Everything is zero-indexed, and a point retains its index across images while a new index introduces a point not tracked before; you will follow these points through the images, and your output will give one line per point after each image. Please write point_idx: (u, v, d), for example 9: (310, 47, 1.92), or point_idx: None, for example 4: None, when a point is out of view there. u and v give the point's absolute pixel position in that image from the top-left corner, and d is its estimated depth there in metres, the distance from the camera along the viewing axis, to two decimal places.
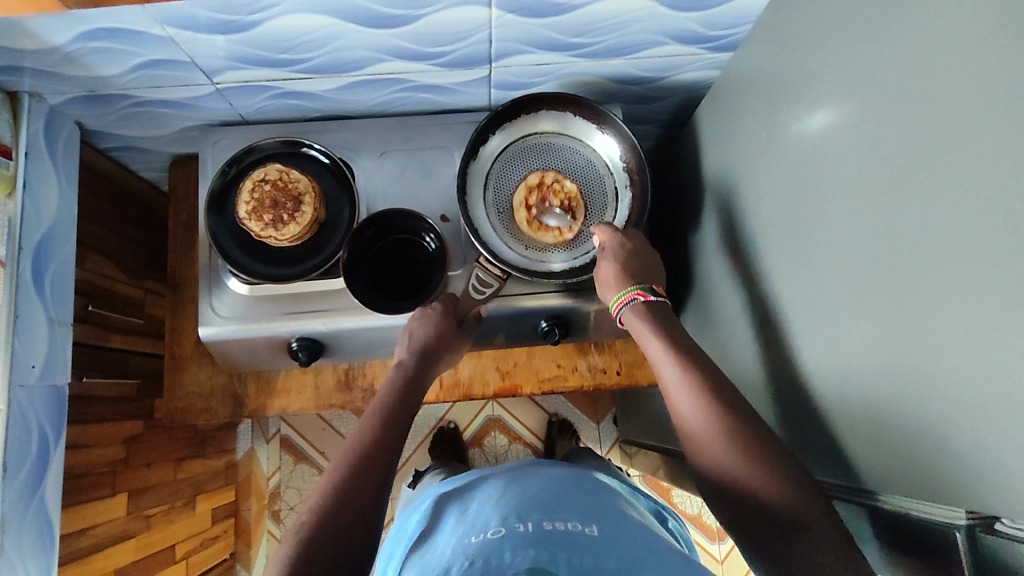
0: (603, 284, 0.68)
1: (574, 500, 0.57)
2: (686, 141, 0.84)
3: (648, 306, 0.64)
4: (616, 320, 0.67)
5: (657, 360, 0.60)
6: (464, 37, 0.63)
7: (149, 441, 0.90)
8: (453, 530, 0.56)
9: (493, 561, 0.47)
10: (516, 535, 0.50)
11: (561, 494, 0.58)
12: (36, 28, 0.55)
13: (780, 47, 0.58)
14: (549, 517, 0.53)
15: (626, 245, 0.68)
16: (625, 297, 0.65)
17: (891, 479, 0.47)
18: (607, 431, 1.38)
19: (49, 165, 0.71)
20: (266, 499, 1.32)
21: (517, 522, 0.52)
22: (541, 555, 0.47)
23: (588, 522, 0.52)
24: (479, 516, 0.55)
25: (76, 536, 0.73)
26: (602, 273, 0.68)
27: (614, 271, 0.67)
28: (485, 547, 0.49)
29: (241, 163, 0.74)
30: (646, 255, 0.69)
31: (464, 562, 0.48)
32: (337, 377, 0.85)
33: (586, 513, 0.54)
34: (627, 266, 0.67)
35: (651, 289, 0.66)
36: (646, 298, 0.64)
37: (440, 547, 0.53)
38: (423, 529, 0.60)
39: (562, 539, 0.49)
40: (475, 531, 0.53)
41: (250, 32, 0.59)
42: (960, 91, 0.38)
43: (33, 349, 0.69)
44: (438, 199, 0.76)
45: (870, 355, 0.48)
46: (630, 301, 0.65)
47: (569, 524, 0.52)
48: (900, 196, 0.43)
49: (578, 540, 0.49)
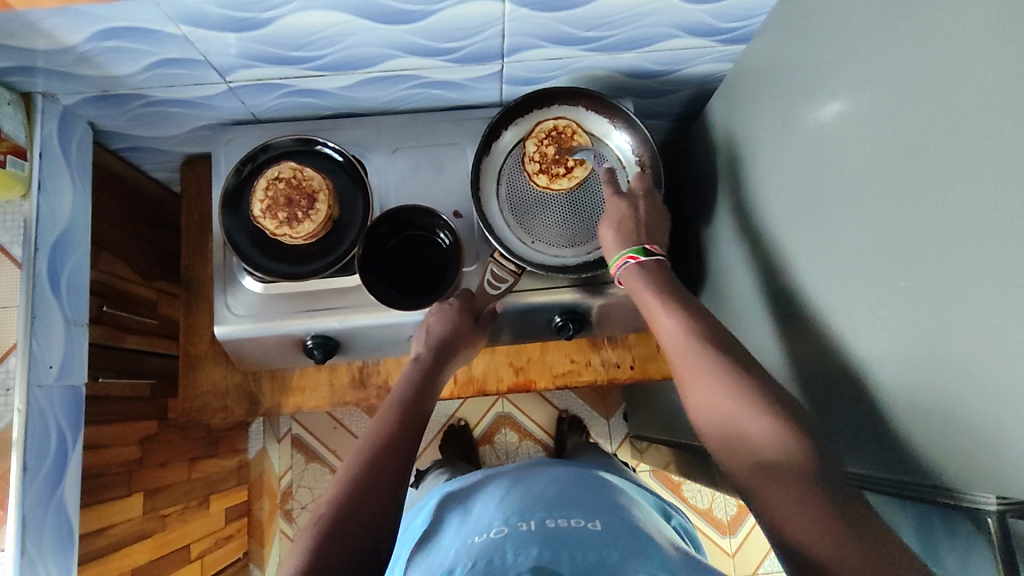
0: (604, 247, 0.68)
1: (581, 499, 0.57)
2: (699, 134, 0.83)
3: (640, 266, 0.64)
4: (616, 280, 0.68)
5: (653, 315, 0.61)
6: (477, 32, 0.63)
7: (164, 441, 0.91)
8: (457, 530, 0.56)
9: (497, 560, 0.47)
10: (521, 534, 0.50)
11: (565, 493, 0.58)
12: (51, 28, 0.56)
13: (794, 38, 0.58)
14: (552, 515, 0.53)
15: (621, 206, 0.68)
16: (618, 261, 0.66)
17: (919, 471, 0.47)
18: (618, 426, 1.38)
19: (63, 166, 0.72)
20: (277, 498, 1.32)
21: (520, 521, 0.52)
22: (546, 553, 0.47)
23: (590, 517, 0.53)
24: (483, 517, 0.55)
25: (94, 535, 0.74)
26: (603, 236, 0.68)
27: (612, 234, 0.67)
28: (489, 547, 0.49)
29: (256, 160, 0.74)
30: (648, 213, 0.68)
31: (469, 562, 0.48)
32: (351, 375, 0.86)
33: (588, 510, 0.54)
34: (624, 228, 0.67)
35: (642, 250, 0.65)
36: (637, 262, 0.65)
37: (447, 546, 0.53)
38: (430, 529, 0.60)
39: (566, 537, 0.49)
40: (479, 531, 0.53)
41: (263, 29, 0.59)
42: (975, 75, 0.38)
43: (51, 349, 0.69)
44: (451, 195, 0.77)
45: (892, 345, 0.48)
46: (621, 264, 0.66)
47: (573, 522, 0.52)
48: (919, 185, 0.43)
49: (583, 537, 0.49)
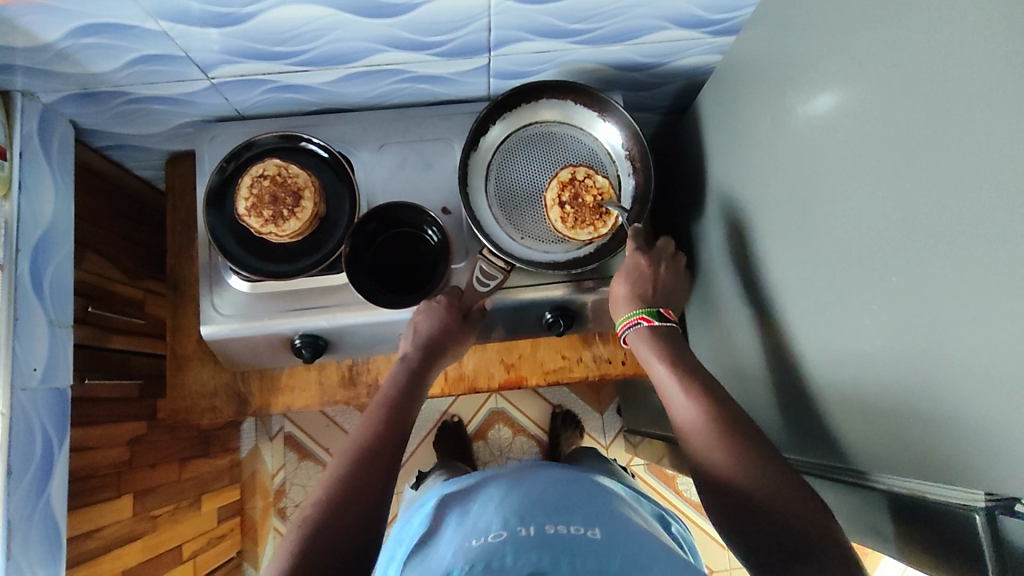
0: (614, 302, 0.69)
1: (576, 502, 0.56)
2: (688, 127, 0.83)
3: (655, 331, 0.65)
4: (622, 338, 0.69)
5: (664, 385, 0.60)
6: (462, 26, 0.62)
7: (153, 441, 0.90)
8: (454, 533, 0.55)
9: (495, 566, 0.47)
10: (518, 539, 0.50)
11: (560, 497, 0.57)
12: (27, 25, 0.54)
13: (783, 30, 0.58)
14: (551, 520, 0.53)
15: (642, 265, 0.69)
16: (629, 320, 0.66)
17: (907, 468, 0.46)
18: (612, 421, 1.38)
19: (44, 165, 0.70)
20: (271, 497, 1.32)
21: (519, 526, 0.52)
22: (546, 560, 0.47)
23: (589, 523, 0.52)
24: (480, 521, 0.55)
25: (83, 538, 0.73)
26: (614, 291, 0.69)
27: (625, 290, 0.68)
28: (487, 551, 0.49)
29: (239, 158, 0.73)
30: (661, 278, 0.70)
31: (466, 566, 0.47)
32: (340, 373, 0.85)
33: (585, 514, 0.54)
34: (640, 288, 0.68)
35: (658, 313, 0.66)
36: (650, 323, 0.65)
37: (443, 550, 0.53)
38: (424, 533, 0.59)
39: (564, 545, 0.49)
40: (476, 535, 0.52)
41: (244, 24, 0.58)
42: (966, 69, 0.38)
43: (35, 352, 0.68)
44: (439, 191, 0.76)
45: (879, 341, 0.47)
46: (633, 324, 0.66)
47: (572, 528, 0.51)
48: (908, 179, 0.43)
49: (581, 543, 0.49)
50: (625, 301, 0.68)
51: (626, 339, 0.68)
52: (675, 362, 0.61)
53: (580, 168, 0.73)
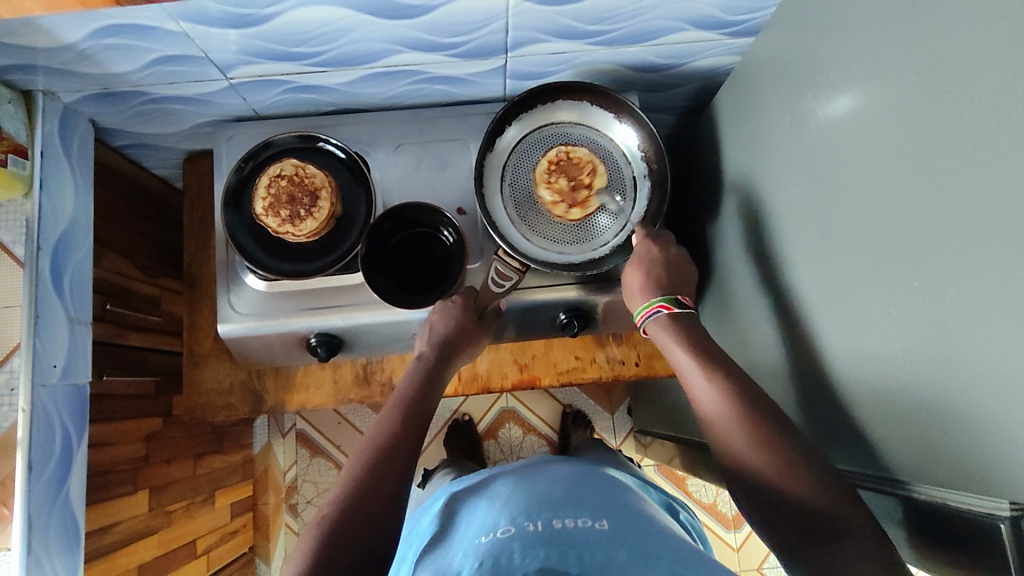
0: (631, 292, 0.68)
1: (585, 497, 0.57)
2: (705, 127, 0.82)
3: (672, 316, 0.64)
4: (643, 329, 0.68)
5: (682, 367, 0.60)
6: (479, 27, 0.62)
7: (169, 437, 0.91)
8: (464, 532, 0.56)
9: (503, 560, 0.47)
10: (526, 533, 0.50)
11: (571, 491, 0.57)
12: (50, 26, 0.55)
13: (803, 32, 0.57)
14: (559, 514, 0.53)
15: (653, 250, 0.68)
16: (650, 308, 0.65)
17: (930, 471, 0.46)
18: (622, 422, 1.38)
19: (65, 164, 0.71)
20: (283, 492, 1.33)
21: (527, 522, 0.52)
22: (552, 554, 0.47)
23: (597, 517, 0.52)
24: (489, 517, 0.55)
25: (100, 533, 0.74)
26: (629, 277, 0.68)
27: (640, 276, 0.68)
28: (495, 547, 0.49)
29: (256, 158, 0.74)
30: (674, 261, 0.69)
31: (475, 564, 0.47)
32: (355, 372, 0.85)
33: (594, 509, 0.54)
34: (653, 273, 0.67)
35: (675, 300, 0.66)
36: (670, 310, 0.65)
37: (453, 549, 0.53)
38: (436, 532, 0.59)
39: (572, 538, 0.49)
40: (486, 531, 0.53)
41: (263, 25, 0.58)
42: (983, 76, 0.38)
43: (55, 349, 0.69)
44: (455, 192, 0.76)
45: (900, 342, 0.47)
46: (653, 312, 0.65)
47: (579, 521, 0.51)
48: (928, 181, 0.43)
49: (588, 536, 0.49)
50: (641, 290, 0.67)
51: (645, 330, 0.67)
52: (693, 342, 0.61)
53: (564, 211, 0.72)
